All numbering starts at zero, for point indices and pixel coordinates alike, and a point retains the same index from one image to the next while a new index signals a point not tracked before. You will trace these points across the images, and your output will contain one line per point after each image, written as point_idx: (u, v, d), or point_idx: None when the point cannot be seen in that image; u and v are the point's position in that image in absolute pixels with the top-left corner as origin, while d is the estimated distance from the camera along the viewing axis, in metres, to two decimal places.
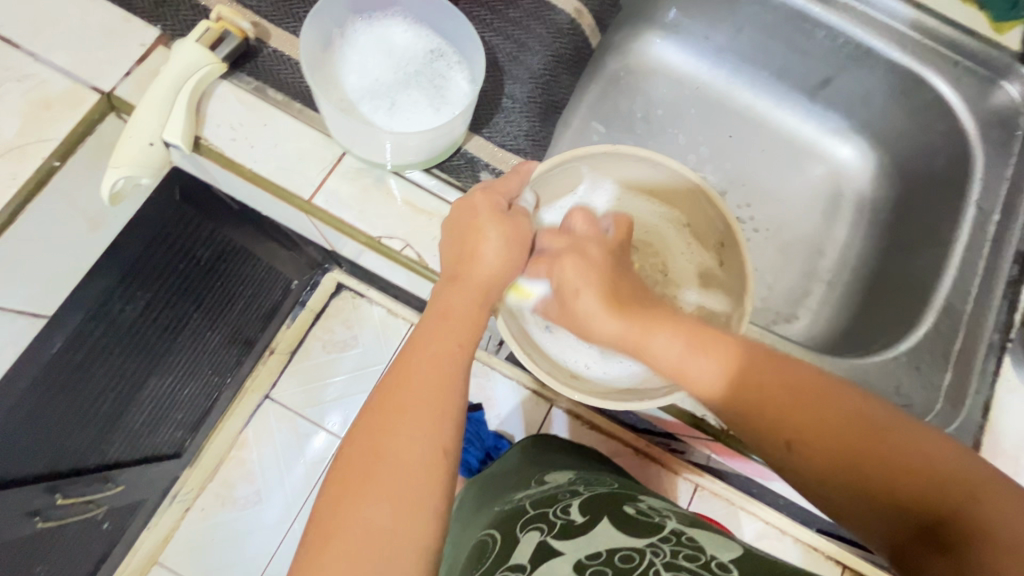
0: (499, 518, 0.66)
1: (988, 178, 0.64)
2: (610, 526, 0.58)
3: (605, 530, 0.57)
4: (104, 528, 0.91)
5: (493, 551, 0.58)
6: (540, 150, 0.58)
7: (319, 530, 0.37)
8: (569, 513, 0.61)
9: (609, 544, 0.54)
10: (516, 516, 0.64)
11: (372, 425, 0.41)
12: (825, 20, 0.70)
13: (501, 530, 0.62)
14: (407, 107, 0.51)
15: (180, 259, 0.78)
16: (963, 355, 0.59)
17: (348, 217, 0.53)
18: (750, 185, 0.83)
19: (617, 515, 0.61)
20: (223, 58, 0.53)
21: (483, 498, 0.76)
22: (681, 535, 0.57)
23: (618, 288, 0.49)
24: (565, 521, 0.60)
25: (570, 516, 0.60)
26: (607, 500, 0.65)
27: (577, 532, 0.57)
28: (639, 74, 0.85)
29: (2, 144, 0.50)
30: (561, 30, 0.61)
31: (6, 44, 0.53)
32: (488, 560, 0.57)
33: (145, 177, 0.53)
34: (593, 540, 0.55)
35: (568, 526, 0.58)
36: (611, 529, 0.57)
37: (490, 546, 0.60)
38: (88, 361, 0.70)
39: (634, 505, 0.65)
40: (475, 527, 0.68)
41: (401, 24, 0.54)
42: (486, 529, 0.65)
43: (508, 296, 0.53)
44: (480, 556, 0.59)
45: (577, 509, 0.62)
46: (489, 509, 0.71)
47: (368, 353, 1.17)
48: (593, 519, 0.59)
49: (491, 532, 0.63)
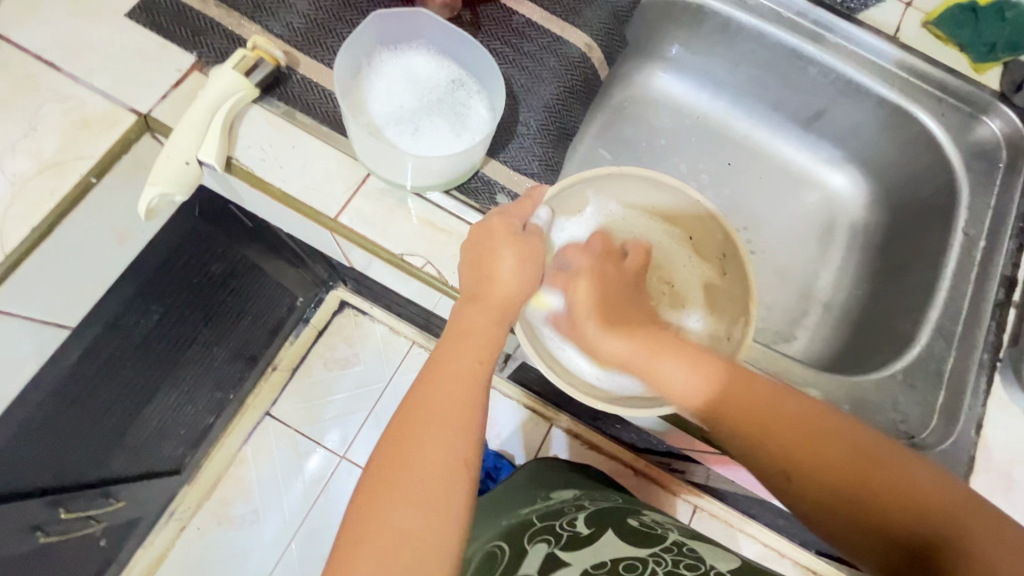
0: (507, 531, 0.67)
1: (972, 207, 0.68)
2: (615, 538, 0.59)
3: (610, 541, 0.58)
4: (101, 545, 0.90)
5: (503, 559, 0.60)
6: (553, 173, 0.61)
7: (348, 536, 0.39)
8: (575, 525, 0.64)
9: (614, 554, 0.55)
10: (522, 530, 0.67)
11: (397, 436, 0.42)
12: (817, 58, 0.74)
13: (509, 541, 0.64)
14: (430, 132, 0.54)
15: (194, 274, 0.78)
16: (954, 374, 0.61)
17: (370, 234, 0.56)
18: (746, 209, 0.87)
19: (621, 527, 0.63)
20: (256, 83, 0.56)
21: (493, 511, 0.77)
22: (682, 545, 0.59)
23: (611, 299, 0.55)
24: (571, 532, 0.62)
25: (575, 529, 0.63)
26: (612, 514, 0.67)
27: (582, 543, 0.59)
28: (642, 103, 0.89)
29: (42, 160, 0.53)
30: (571, 61, 0.65)
31: (50, 68, 0.56)
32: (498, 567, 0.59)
33: (177, 195, 0.55)
34: (599, 550, 0.56)
35: (575, 537, 0.60)
36: (616, 540, 0.59)
37: (499, 556, 0.61)
38: (98, 375, 0.70)
39: (638, 518, 0.67)
40: (484, 537, 0.70)
41: (425, 56, 0.58)
42: (494, 541, 0.66)
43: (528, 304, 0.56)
44: (489, 565, 0.60)
45: (582, 522, 0.64)
46: (497, 521, 0.73)
47: (371, 370, 1.19)
48: (598, 531, 0.61)
49: (498, 543, 0.65)
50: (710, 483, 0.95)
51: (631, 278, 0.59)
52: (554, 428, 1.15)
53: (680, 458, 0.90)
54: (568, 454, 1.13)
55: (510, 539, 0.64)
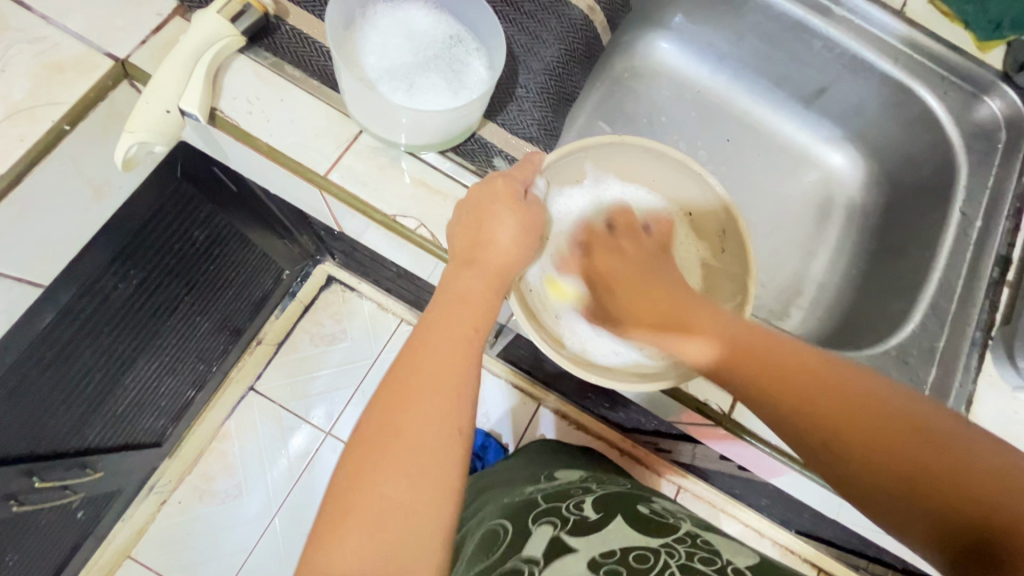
0: (510, 509, 0.67)
1: (971, 186, 0.68)
2: (624, 525, 0.60)
3: (617, 528, 0.59)
4: (78, 518, 0.88)
5: (506, 536, 0.60)
6: (551, 137, 0.60)
7: (335, 504, 0.36)
8: (582, 509, 0.65)
9: (624, 543, 0.55)
10: (527, 507, 0.68)
11: (387, 401, 0.39)
12: (824, 31, 0.73)
13: (511, 519, 0.64)
14: (426, 88, 0.52)
15: (175, 240, 0.73)
16: (947, 351, 0.61)
17: (362, 194, 0.53)
18: (742, 187, 0.86)
19: (631, 516, 0.63)
20: (243, 31, 0.52)
21: (499, 485, 0.81)
22: (696, 537, 0.60)
23: (641, 289, 0.53)
24: (578, 516, 0.63)
25: (583, 512, 0.64)
26: (619, 500, 0.69)
27: (590, 528, 0.59)
28: (642, 76, 0.88)
29: (10, 105, 0.50)
30: (572, 22, 0.63)
31: (20, 7, 0.52)
32: (500, 546, 0.58)
33: (159, 145, 0.52)
34: (607, 539, 0.56)
35: (581, 520, 0.62)
36: (625, 529, 0.59)
37: (501, 533, 0.61)
38: (75, 340, 0.66)
39: (649, 506, 0.69)
40: (488, 513, 0.69)
41: (422, 10, 0.55)
42: (497, 517, 0.66)
43: (550, 292, 0.58)
44: (492, 542, 0.60)
45: (589, 505, 0.66)
46: (500, 497, 0.74)
47: (358, 346, 1.17)
48: (606, 517, 0.62)
49: (501, 521, 0.65)
50: (695, 462, 0.96)
51: (655, 252, 0.58)
52: (541, 407, 1.15)
53: (665, 438, 0.91)
54: (554, 434, 1.13)
55: (512, 518, 0.64)
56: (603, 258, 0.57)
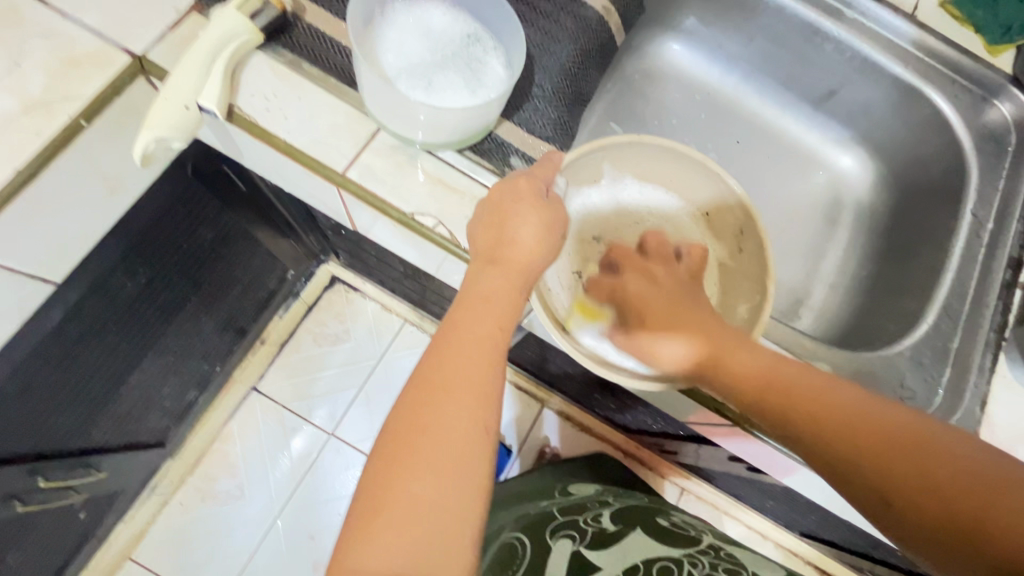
0: (528, 521, 0.69)
1: (980, 189, 0.68)
2: (644, 538, 0.63)
3: (637, 541, 0.62)
4: (80, 519, 0.87)
5: (524, 550, 0.63)
6: (567, 137, 0.60)
7: (364, 503, 0.36)
8: (600, 521, 0.67)
9: (646, 557, 0.59)
10: (545, 520, 0.69)
11: (415, 400, 0.39)
12: (835, 34, 0.73)
13: (529, 531, 0.66)
14: (444, 86, 0.52)
15: (184, 238, 0.72)
16: (959, 353, 0.61)
17: (379, 192, 0.53)
18: (750, 188, 0.86)
19: (651, 528, 0.66)
20: (261, 28, 0.53)
21: (514, 495, 0.82)
22: (719, 549, 0.63)
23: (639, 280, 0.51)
24: (596, 528, 0.65)
25: (601, 524, 0.66)
26: (638, 513, 0.70)
27: (609, 542, 0.63)
28: (652, 77, 0.88)
29: (27, 100, 0.49)
30: (588, 23, 0.63)
31: (37, 3, 0.52)
32: (520, 565, 0.61)
33: (176, 142, 0.52)
34: (628, 553, 0.60)
35: (601, 533, 0.64)
36: (646, 541, 0.62)
37: (522, 544, 0.64)
38: (82, 339, 0.65)
39: (668, 518, 0.71)
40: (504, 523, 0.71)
41: (439, 8, 0.55)
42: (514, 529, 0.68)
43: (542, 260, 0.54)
44: (511, 555, 0.63)
45: (607, 517, 0.68)
46: (516, 509, 0.75)
47: (361, 347, 1.17)
48: (625, 529, 0.65)
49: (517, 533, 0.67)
50: (700, 464, 0.96)
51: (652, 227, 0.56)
52: (545, 409, 1.15)
53: (671, 440, 0.91)
54: (558, 436, 1.13)
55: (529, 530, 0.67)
56: (619, 245, 0.56)
